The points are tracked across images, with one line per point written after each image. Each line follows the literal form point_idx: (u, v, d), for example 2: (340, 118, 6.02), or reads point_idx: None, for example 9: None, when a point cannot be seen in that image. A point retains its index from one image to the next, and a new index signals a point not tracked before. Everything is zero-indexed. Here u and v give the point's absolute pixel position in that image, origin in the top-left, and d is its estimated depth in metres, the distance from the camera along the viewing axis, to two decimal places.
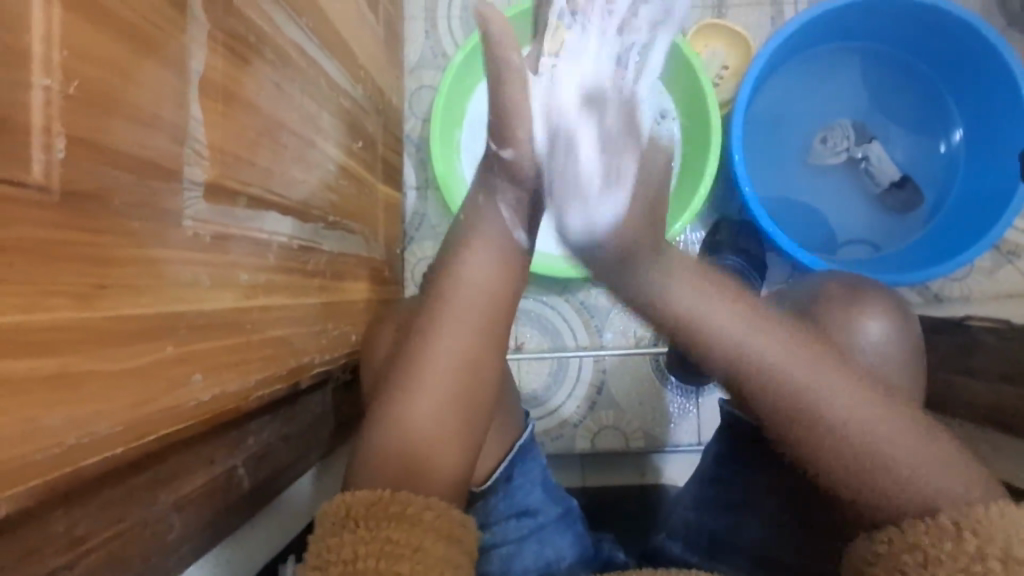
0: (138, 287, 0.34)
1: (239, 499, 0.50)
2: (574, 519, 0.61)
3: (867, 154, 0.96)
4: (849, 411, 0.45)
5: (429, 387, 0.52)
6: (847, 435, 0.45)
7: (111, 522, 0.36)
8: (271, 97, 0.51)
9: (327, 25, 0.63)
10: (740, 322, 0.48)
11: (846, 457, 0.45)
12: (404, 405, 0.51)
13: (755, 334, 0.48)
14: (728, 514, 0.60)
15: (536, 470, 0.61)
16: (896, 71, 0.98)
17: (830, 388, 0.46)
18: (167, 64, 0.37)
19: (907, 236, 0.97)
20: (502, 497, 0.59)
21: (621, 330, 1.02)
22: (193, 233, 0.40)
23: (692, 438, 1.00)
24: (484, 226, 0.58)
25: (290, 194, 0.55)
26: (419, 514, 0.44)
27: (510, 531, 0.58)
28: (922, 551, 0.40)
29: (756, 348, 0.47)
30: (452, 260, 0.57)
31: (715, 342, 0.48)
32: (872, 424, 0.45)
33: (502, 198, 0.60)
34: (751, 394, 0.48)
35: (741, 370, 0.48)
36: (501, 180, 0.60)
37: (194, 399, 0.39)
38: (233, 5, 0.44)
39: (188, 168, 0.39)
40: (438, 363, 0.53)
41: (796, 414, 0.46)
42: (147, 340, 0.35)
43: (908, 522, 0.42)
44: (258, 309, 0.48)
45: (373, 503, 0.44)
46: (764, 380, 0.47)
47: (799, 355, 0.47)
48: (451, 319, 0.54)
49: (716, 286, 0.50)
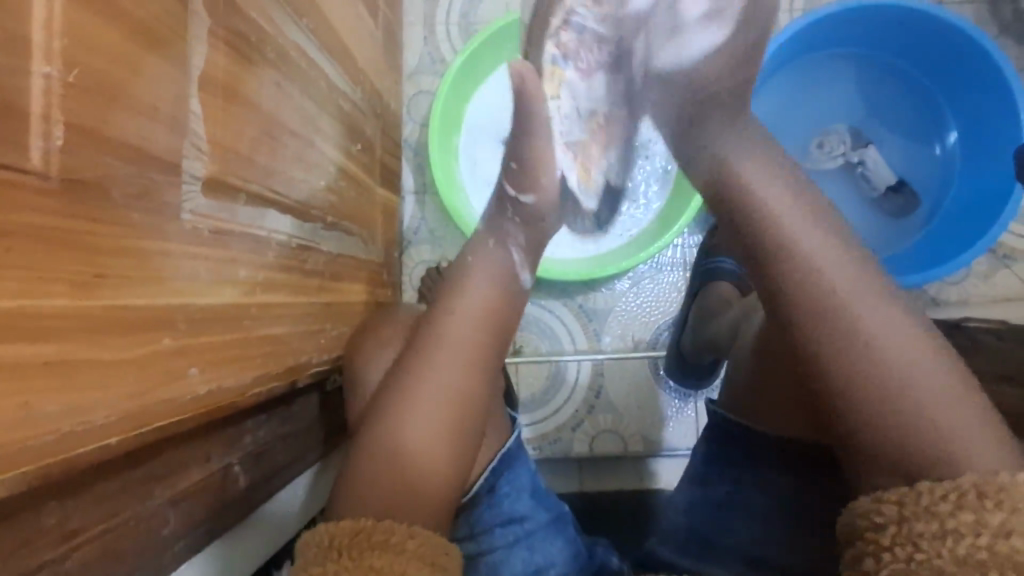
0: (135, 277, 0.34)
1: (235, 498, 0.49)
2: (564, 524, 0.61)
3: (863, 159, 0.98)
4: (877, 333, 0.44)
5: (423, 403, 0.52)
6: (862, 350, 0.44)
7: (105, 517, 0.36)
8: (272, 97, 0.51)
9: (326, 28, 0.64)
10: (796, 215, 0.48)
11: (857, 383, 0.43)
12: (400, 422, 0.52)
13: (805, 227, 0.47)
14: (722, 513, 0.60)
15: (523, 476, 0.60)
16: (894, 75, 0.98)
17: (869, 306, 0.45)
18: (171, 60, 0.37)
19: (902, 239, 0.97)
20: (488, 507, 0.57)
21: (618, 333, 1.02)
22: (192, 227, 0.39)
23: (689, 443, 1.00)
24: (478, 270, 0.59)
25: (290, 192, 0.55)
26: (402, 543, 0.44)
27: (496, 539, 0.57)
28: (938, 520, 0.38)
29: (803, 242, 0.47)
30: (452, 291, 0.58)
31: (763, 227, 0.48)
32: (904, 357, 0.43)
33: (512, 241, 0.62)
34: (780, 291, 0.47)
35: (781, 271, 0.47)
36: (513, 224, 0.62)
37: (191, 393, 0.39)
38: (235, 3, 0.44)
39: (188, 162, 0.39)
40: (436, 385, 0.53)
41: (828, 326, 0.45)
42: (144, 332, 0.35)
43: (925, 485, 0.40)
44: (256, 306, 0.48)
45: (357, 534, 0.44)
46: (808, 282, 0.46)
47: (845, 262, 0.46)
48: (450, 350, 0.54)
49: (779, 179, 0.50)
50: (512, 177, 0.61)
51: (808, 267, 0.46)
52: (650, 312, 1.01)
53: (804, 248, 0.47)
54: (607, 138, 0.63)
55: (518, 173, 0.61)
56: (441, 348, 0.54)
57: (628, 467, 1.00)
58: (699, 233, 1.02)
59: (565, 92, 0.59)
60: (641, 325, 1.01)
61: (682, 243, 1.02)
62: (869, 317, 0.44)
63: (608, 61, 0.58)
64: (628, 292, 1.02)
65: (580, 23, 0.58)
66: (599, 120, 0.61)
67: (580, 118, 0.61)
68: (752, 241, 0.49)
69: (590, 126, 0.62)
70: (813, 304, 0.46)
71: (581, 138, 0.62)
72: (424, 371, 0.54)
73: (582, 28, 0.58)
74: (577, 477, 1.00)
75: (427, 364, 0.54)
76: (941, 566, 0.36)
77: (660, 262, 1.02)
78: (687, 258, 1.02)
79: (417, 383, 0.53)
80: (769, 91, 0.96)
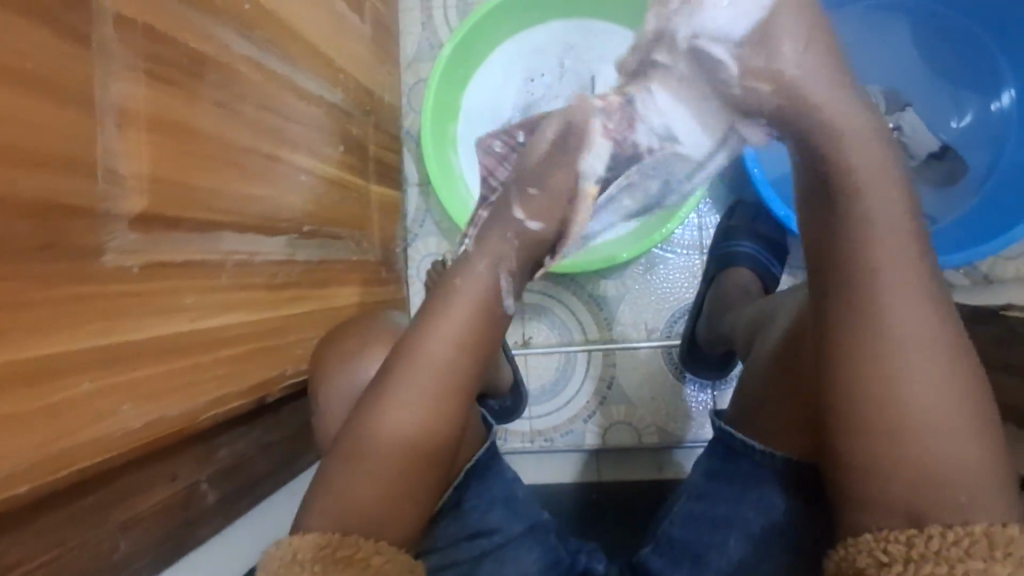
0: (40, 325, 0.35)
1: (203, 514, 0.51)
2: (541, 532, 0.61)
3: (900, 124, 0.87)
4: (915, 374, 0.41)
5: (394, 411, 0.50)
6: (893, 377, 0.42)
7: (51, 547, 0.38)
8: (217, 118, 0.50)
9: (289, 34, 0.62)
10: (884, 208, 0.44)
11: (878, 409, 0.42)
12: (381, 415, 0.50)
13: (885, 240, 0.43)
14: (716, 531, 0.56)
15: (496, 486, 0.61)
16: (944, 28, 0.87)
17: (915, 343, 0.42)
18: (74, 105, 0.37)
19: (953, 209, 0.86)
20: (452, 521, 0.58)
21: (631, 322, 0.98)
22: (118, 266, 0.41)
23: (709, 434, 0.96)
24: (471, 277, 0.53)
25: (250, 210, 0.55)
26: (368, 560, 0.45)
27: (462, 551, 0.58)
28: (946, 564, 0.37)
29: (876, 255, 0.43)
30: (454, 276, 0.54)
31: (837, 238, 0.44)
32: (936, 404, 0.41)
33: (504, 264, 0.54)
34: (829, 306, 0.44)
35: (836, 288, 0.44)
36: (508, 248, 0.54)
37: (126, 427, 0.41)
38: (158, 31, 0.43)
39: (108, 203, 0.40)
40: (427, 380, 0.51)
41: (866, 360, 0.42)
42: (62, 377, 0.36)
43: (936, 530, 0.39)
44: (208, 329, 0.49)
45: (322, 547, 0.45)
46: (867, 308, 0.43)
47: (912, 289, 0.42)
48: (435, 362, 0.51)
49: (877, 181, 0.44)
50: (525, 201, 0.54)
51: (878, 282, 0.43)
52: (665, 297, 0.97)
53: (878, 261, 0.43)
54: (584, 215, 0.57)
55: (536, 197, 0.54)
56: (422, 363, 0.51)
57: (644, 458, 0.97)
58: (717, 213, 0.97)
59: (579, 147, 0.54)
60: (654, 311, 0.97)
61: (699, 221, 0.97)
62: (914, 346, 0.42)
63: (624, 148, 0.55)
64: (640, 278, 0.97)
65: (629, 101, 0.54)
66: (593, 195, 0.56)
67: (587, 181, 0.55)
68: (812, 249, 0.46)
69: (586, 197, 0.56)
70: (863, 333, 0.43)
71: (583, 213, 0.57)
72: (416, 369, 0.51)
73: (629, 101, 0.54)
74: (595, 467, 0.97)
75: (415, 365, 0.51)
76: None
77: (675, 245, 0.97)
78: (703, 240, 0.97)
79: (404, 386, 0.50)
80: None
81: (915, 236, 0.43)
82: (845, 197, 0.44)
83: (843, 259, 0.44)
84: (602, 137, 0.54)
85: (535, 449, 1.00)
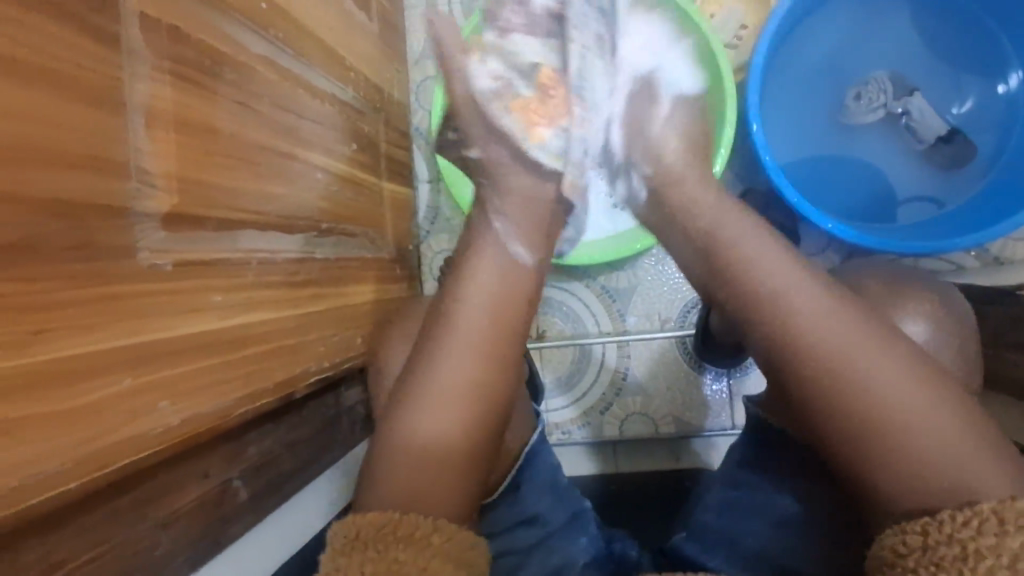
0: (81, 325, 0.35)
1: (237, 510, 0.52)
2: (585, 522, 0.62)
3: (907, 108, 0.87)
4: (875, 378, 0.48)
5: (426, 406, 0.56)
6: (840, 372, 0.49)
7: (93, 545, 0.39)
8: (237, 116, 0.51)
9: (303, 32, 0.63)
10: (778, 260, 0.55)
11: (839, 404, 0.49)
12: (414, 409, 0.56)
13: (796, 284, 0.53)
14: (753, 518, 0.57)
15: (545, 473, 0.64)
16: (945, 11, 0.87)
17: (860, 351, 0.49)
18: (105, 105, 0.37)
19: (962, 192, 0.87)
20: (507, 506, 0.61)
21: (644, 313, 0.98)
22: (151, 264, 0.41)
23: (726, 421, 0.97)
24: (481, 268, 0.63)
25: (271, 208, 0.55)
26: (428, 538, 0.46)
27: (517, 539, 0.60)
28: (959, 544, 0.40)
29: (777, 285, 0.54)
30: (463, 281, 0.63)
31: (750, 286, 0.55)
32: (902, 397, 0.48)
33: (495, 216, 0.68)
34: (774, 338, 0.53)
35: (776, 323, 0.53)
36: (491, 197, 0.70)
37: (162, 425, 0.41)
38: (180, 31, 0.43)
39: (138, 202, 0.40)
40: (456, 380, 0.57)
41: (828, 375, 0.49)
42: (100, 377, 0.37)
43: (947, 514, 0.42)
44: (235, 327, 0.50)
45: (383, 526, 0.46)
46: (801, 333, 0.51)
47: (835, 313, 0.51)
48: (460, 342, 0.58)
49: (767, 236, 0.58)
50: (467, 145, 0.75)
51: (798, 310, 0.52)
52: (678, 288, 0.98)
53: (789, 293, 0.53)
54: (554, 113, 0.75)
55: (467, 138, 0.74)
56: (454, 340, 0.58)
57: (663, 448, 0.98)
58: None
59: (500, 56, 0.76)
60: (667, 303, 0.98)
61: None
62: (853, 348, 0.49)
63: (529, 32, 0.76)
64: (652, 269, 0.98)
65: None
66: (550, 79, 0.76)
67: (532, 78, 0.75)
68: (727, 298, 0.57)
69: (517, 106, 0.74)
70: (814, 355, 0.50)
71: (558, 117, 0.75)
72: (442, 362, 0.57)
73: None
74: (612, 459, 0.98)
75: (445, 346, 0.58)
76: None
77: None
78: None
79: (438, 364, 0.57)
80: (799, 35, 0.88)
81: (803, 267, 0.55)
82: (742, 263, 0.56)
83: (762, 297, 0.54)
84: (509, 40, 0.76)
85: (552, 442, 1.00)
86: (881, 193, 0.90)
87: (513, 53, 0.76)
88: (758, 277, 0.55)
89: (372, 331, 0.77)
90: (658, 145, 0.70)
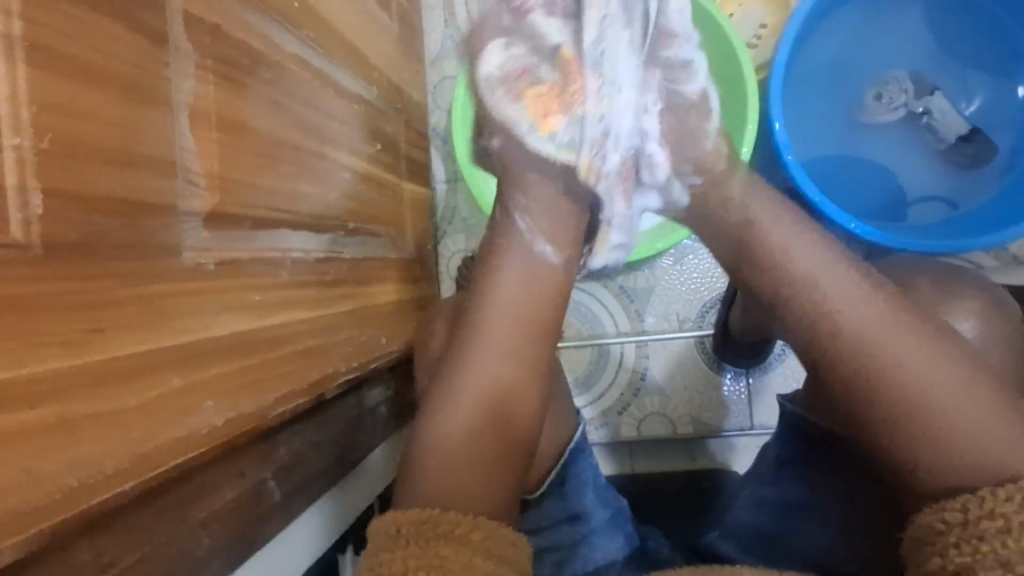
0: (131, 324, 0.35)
1: (271, 509, 0.52)
2: (624, 518, 0.63)
3: (928, 108, 0.87)
4: (908, 365, 0.48)
5: (456, 408, 0.56)
6: (868, 356, 0.50)
7: (139, 545, 0.38)
8: (271, 115, 0.51)
9: (330, 31, 0.62)
10: (811, 247, 0.55)
11: (872, 392, 0.49)
12: (441, 413, 0.56)
13: (829, 273, 0.53)
14: (792, 517, 0.58)
15: (588, 470, 0.64)
16: (964, 12, 0.87)
17: (894, 340, 0.49)
18: (152, 104, 0.38)
19: (979, 192, 0.87)
20: (555, 501, 0.61)
21: (662, 313, 0.98)
22: (194, 263, 0.41)
23: (745, 421, 0.97)
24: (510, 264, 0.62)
25: (304, 208, 0.55)
26: (468, 535, 0.45)
27: (562, 535, 0.61)
28: (1002, 518, 0.40)
29: (808, 270, 0.54)
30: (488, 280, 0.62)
31: (778, 270, 0.55)
32: (936, 386, 0.48)
33: (519, 212, 0.64)
34: (806, 326, 0.53)
35: (809, 313, 0.53)
36: (518, 197, 0.64)
37: (208, 425, 0.41)
38: (220, 30, 0.43)
39: (183, 202, 0.40)
40: (489, 375, 0.57)
41: (861, 364, 0.50)
42: (148, 376, 0.37)
43: (986, 490, 0.43)
44: (271, 327, 0.49)
45: (422, 523, 0.45)
46: (833, 323, 0.52)
47: (869, 302, 0.51)
48: (488, 344, 0.59)
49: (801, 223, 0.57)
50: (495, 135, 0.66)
51: (828, 299, 0.52)
52: (696, 288, 0.97)
53: (822, 282, 0.53)
54: (572, 102, 0.63)
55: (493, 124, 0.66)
56: (481, 339, 0.59)
57: (680, 447, 0.98)
58: None
59: (522, 38, 0.64)
60: (685, 302, 0.98)
61: None
62: (885, 335, 0.50)
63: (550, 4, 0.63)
64: (670, 269, 0.98)
65: None
66: (572, 64, 0.63)
67: (556, 64, 0.63)
68: (752, 279, 0.57)
69: (531, 98, 0.64)
70: (846, 344, 0.51)
71: (574, 108, 0.63)
72: (470, 364, 0.58)
73: None
74: (628, 459, 0.99)
75: (472, 347, 0.59)
76: (1009, 556, 0.39)
77: None
78: None
79: (467, 363, 0.58)
80: (819, 35, 0.88)
81: (836, 254, 0.55)
82: (773, 251, 0.56)
83: (792, 286, 0.54)
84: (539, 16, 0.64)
85: None
86: (896, 193, 0.90)
87: (536, 30, 0.64)
88: (788, 266, 0.55)
89: (396, 331, 0.77)
90: (707, 160, 0.62)
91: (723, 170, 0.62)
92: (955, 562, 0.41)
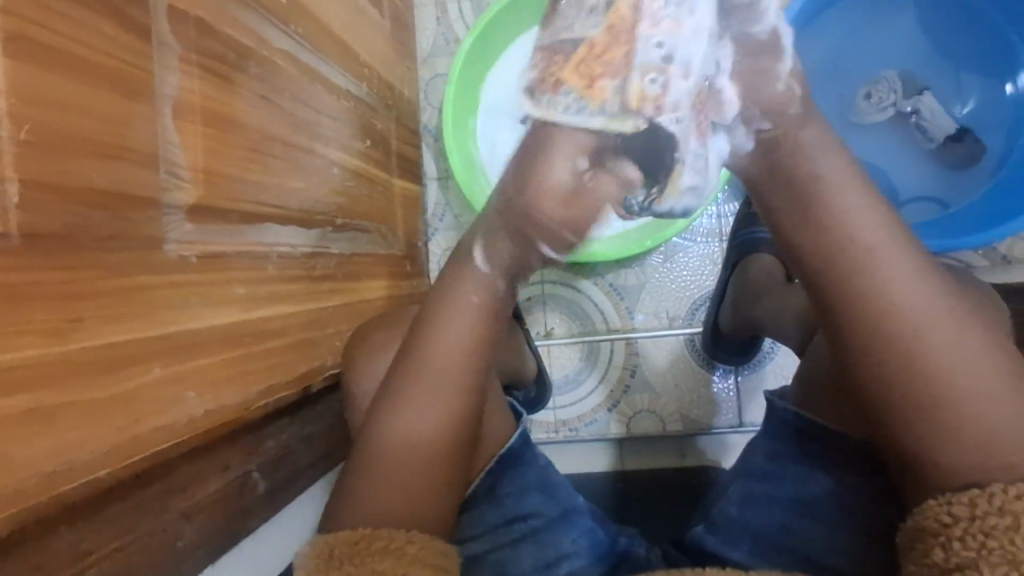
0: (112, 315, 0.36)
1: (255, 502, 0.52)
2: (577, 516, 0.61)
3: (917, 108, 0.87)
4: (952, 361, 0.44)
5: (415, 407, 0.51)
6: (911, 348, 0.44)
7: (118, 535, 0.39)
8: (259, 111, 0.51)
9: (319, 27, 0.62)
10: (869, 217, 0.46)
11: (908, 389, 0.44)
12: (398, 410, 0.51)
13: (886, 251, 0.45)
14: (777, 513, 0.58)
15: (532, 474, 0.62)
16: (953, 12, 0.87)
17: (941, 330, 0.44)
18: (135, 97, 0.38)
19: (970, 191, 0.87)
20: (489, 507, 0.59)
21: (652, 310, 0.99)
22: (178, 256, 0.42)
23: (733, 419, 0.97)
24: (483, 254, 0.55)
25: (292, 203, 0.56)
26: (402, 548, 0.45)
27: (501, 536, 0.59)
28: (1011, 514, 0.40)
29: (863, 245, 0.45)
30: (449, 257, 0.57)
31: (832, 248, 0.46)
32: (978, 385, 0.43)
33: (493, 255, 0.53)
34: (839, 307, 0.46)
35: (851, 293, 0.46)
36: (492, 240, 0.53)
37: (189, 415, 0.41)
38: (207, 25, 0.44)
39: (168, 195, 0.41)
40: (443, 381, 0.51)
41: (902, 357, 0.44)
42: (130, 366, 0.37)
43: (999, 487, 0.41)
44: (257, 321, 0.50)
45: (355, 542, 0.45)
46: (882, 310, 0.45)
47: (922, 286, 0.45)
48: (445, 333, 0.52)
49: (861, 186, 0.47)
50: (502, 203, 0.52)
51: (880, 282, 0.45)
52: (687, 286, 0.98)
53: (876, 263, 0.45)
54: (621, 57, 0.49)
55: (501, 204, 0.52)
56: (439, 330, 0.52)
57: (670, 443, 0.98)
58: (735, 201, 0.96)
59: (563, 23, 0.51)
60: (676, 300, 0.98)
61: (716, 213, 0.96)
62: (931, 324, 0.44)
63: None
64: (660, 267, 0.98)
65: None
66: (626, 13, 0.49)
67: (600, 15, 0.50)
68: (801, 249, 0.48)
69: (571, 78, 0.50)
70: (887, 332, 0.45)
71: (634, 49, 0.49)
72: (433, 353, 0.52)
73: None
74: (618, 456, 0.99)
75: (429, 336, 0.52)
76: (1015, 553, 0.38)
77: (694, 233, 0.97)
78: (721, 228, 0.97)
79: (425, 353, 0.52)
80: (810, 36, 0.88)
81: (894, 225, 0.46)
82: (825, 222, 0.46)
83: (839, 254, 0.46)
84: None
85: (560, 438, 1.00)
86: (890, 191, 0.90)
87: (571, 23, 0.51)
88: (841, 239, 0.46)
89: None
90: (779, 101, 0.46)
91: (797, 116, 0.46)
92: (961, 555, 0.40)
